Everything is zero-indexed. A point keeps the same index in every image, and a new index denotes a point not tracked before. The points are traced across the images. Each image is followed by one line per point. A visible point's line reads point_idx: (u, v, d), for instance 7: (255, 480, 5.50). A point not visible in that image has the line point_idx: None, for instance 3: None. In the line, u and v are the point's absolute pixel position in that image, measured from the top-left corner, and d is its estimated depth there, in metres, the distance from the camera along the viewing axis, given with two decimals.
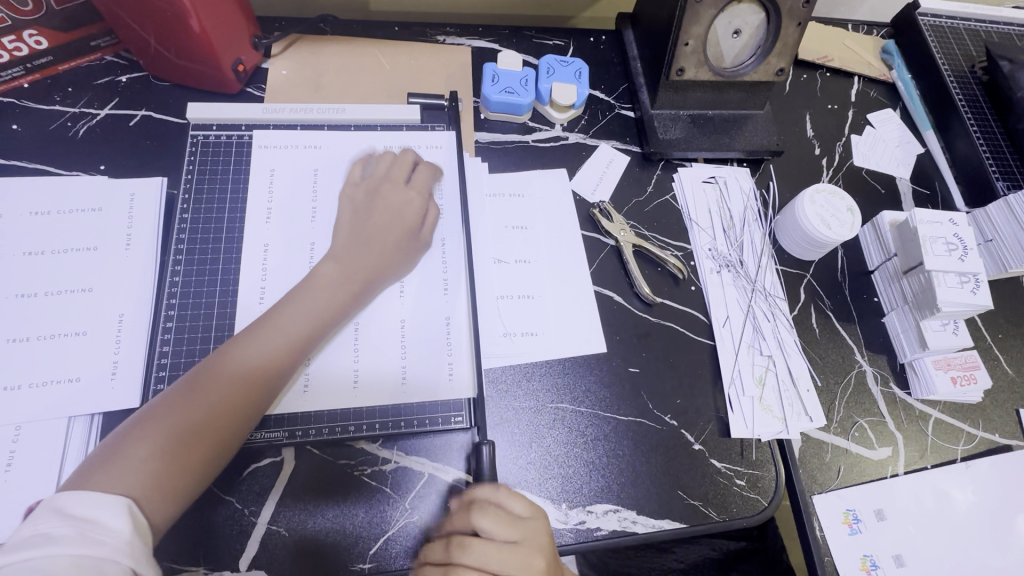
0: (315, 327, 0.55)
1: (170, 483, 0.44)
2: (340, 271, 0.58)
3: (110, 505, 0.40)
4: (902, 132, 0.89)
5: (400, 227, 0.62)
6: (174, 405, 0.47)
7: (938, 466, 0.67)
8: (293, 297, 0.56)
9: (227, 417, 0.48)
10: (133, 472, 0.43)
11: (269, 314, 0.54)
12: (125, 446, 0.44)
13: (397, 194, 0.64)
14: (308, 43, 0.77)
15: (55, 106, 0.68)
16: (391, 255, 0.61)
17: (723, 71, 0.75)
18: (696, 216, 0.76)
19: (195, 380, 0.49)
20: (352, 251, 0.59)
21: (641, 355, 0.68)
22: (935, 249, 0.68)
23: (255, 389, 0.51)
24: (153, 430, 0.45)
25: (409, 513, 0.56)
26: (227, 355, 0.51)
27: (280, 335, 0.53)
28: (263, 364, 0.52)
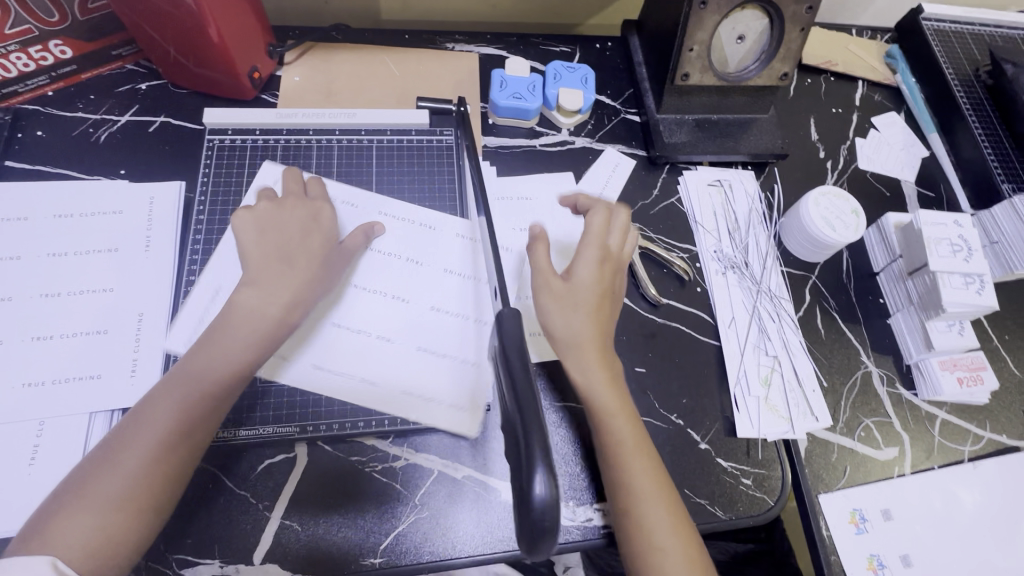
0: (226, 364, 0.52)
1: (109, 542, 0.46)
2: (260, 300, 0.56)
3: (33, 568, 0.42)
4: (907, 135, 0.90)
5: (304, 235, 0.61)
6: (100, 464, 0.48)
7: (946, 467, 0.68)
8: (216, 331, 0.54)
9: (151, 472, 0.48)
10: (68, 535, 0.45)
11: (187, 354, 0.53)
12: (64, 505, 0.46)
13: (298, 216, 0.62)
14: (321, 51, 0.79)
15: (78, 113, 0.70)
16: (311, 274, 0.59)
17: (727, 76, 0.76)
18: (701, 218, 0.77)
19: (119, 432, 0.49)
20: (269, 277, 0.57)
21: (648, 355, 0.68)
22: (941, 250, 0.69)
23: (180, 442, 0.50)
24: (83, 490, 0.47)
25: (419, 509, 0.57)
26: (150, 403, 0.51)
27: (200, 378, 0.52)
28: (185, 411, 0.50)
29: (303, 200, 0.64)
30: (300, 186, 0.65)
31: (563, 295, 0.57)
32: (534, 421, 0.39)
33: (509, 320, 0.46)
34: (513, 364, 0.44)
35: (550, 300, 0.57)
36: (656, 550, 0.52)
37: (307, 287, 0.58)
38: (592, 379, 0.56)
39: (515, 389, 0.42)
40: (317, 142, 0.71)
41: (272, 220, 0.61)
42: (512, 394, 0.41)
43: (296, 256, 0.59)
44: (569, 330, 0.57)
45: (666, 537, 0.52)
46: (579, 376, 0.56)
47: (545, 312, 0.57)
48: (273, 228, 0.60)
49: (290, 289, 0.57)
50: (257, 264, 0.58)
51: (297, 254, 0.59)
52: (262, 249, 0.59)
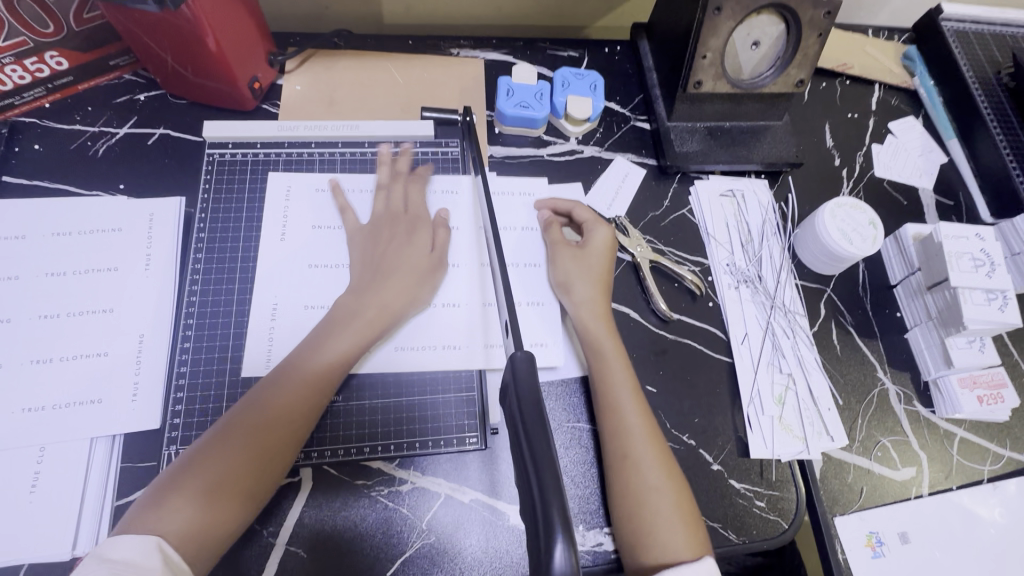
0: (337, 362, 0.56)
1: (206, 529, 0.46)
2: (361, 307, 0.59)
3: (140, 549, 0.43)
4: (925, 140, 0.87)
5: (409, 248, 0.64)
6: (208, 449, 0.49)
7: (964, 487, 0.66)
8: (325, 331, 0.58)
9: (255, 460, 0.50)
10: (170, 516, 0.46)
11: (300, 352, 0.56)
12: (167, 489, 0.47)
13: (397, 231, 0.65)
14: (322, 58, 0.77)
15: (75, 126, 0.69)
16: (410, 288, 0.62)
17: (741, 83, 0.74)
18: (713, 230, 0.75)
19: (229, 421, 0.51)
20: (377, 289, 0.60)
21: (659, 372, 0.67)
22: (962, 265, 0.66)
23: (281, 436, 0.51)
24: (189, 474, 0.48)
25: (426, 534, 0.56)
26: (260, 395, 0.53)
27: (311, 374, 0.55)
28: (291, 405, 0.53)
29: (403, 211, 0.66)
30: (405, 200, 0.67)
31: (580, 257, 0.67)
32: (553, 493, 0.30)
33: (522, 362, 0.36)
34: (527, 414, 0.34)
35: (563, 254, 0.68)
36: (642, 503, 0.54)
37: (405, 301, 0.61)
38: (590, 316, 0.64)
39: (531, 448, 0.32)
40: (319, 155, 0.70)
41: (381, 233, 0.65)
42: (527, 455, 0.32)
43: (400, 270, 0.62)
44: (571, 277, 0.66)
45: (656, 494, 0.55)
46: (577, 308, 0.65)
47: (558, 268, 0.67)
48: (384, 243, 0.64)
49: (392, 301, 0.60)
50: (365, 275, 0.62)
51: (398, 266, 0.62)
52: (371, 263, 0.62)
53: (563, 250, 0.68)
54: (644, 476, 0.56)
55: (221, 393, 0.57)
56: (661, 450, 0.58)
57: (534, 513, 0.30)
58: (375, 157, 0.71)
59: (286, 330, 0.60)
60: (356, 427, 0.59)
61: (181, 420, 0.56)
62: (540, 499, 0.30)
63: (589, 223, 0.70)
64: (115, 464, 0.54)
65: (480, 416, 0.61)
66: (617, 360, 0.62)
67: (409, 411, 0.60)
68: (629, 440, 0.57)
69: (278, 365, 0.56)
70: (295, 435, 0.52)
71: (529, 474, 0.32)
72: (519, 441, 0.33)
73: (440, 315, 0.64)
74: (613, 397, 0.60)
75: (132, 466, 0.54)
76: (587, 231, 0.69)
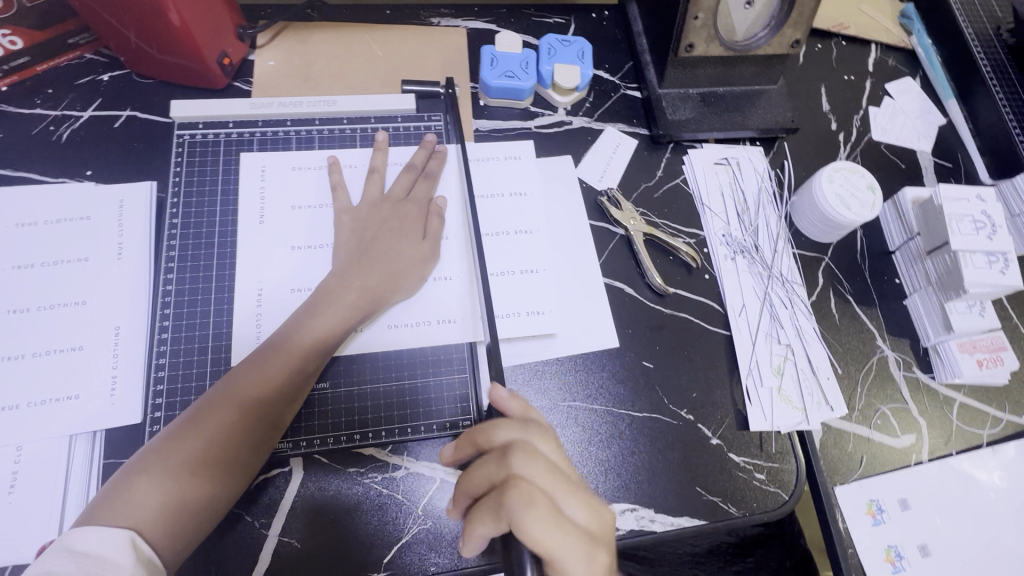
0: (320, 344, 0.54)
1: (176, 515, 0.45)
2: (343, 290, 0.57)
3: (109, 543, 0.42)
4: (923, 101, 0.85)
5: (402, 236, 0.61)
6: (181, 435, 0.48)
7: (964, 452, 0.66)
8: (306, 314, 0.55)
9: (230, 445, 0.48)
10: (142, 500, 0.45)
11: (277, 338, 0.54)
12: (139, 473, 0.46)
13: (396, 210, 0.62)
14: (295, 32, 0.74)
15: (36, 110, 0.65)
16: (398, 274, 0.59)
17: (735, 46, 0.71)
18: (708, 200, 0.73)
19: (201, 408, 0.50)
20: (359, 271, 0.58)
21: (655, 348, 0.65)
22: (963, 228, 0.65)
23: (257, 423, 0.50)
24: (161, 463, 0.46)
25: (423, 520, 0.55)
26: (236, 380, 0.51)
27: (290, 363, 0.52)
28: (268, 394, 0.51)
29: (400, 199, 0.63)
30: (406, 189, 0.64)
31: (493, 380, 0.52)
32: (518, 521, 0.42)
33: None
34: None
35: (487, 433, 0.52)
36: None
37: (389, 286, 0.58)
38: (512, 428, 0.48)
39: None
40: (296, 133, 0.66)
41: (370, 221, 0.61)
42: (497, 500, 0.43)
43: (385, 255, 0.59)
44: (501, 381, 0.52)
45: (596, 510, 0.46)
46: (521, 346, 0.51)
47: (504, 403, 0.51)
48: (372, 227, 0.61)
49: (377, 285, 0.58)
50: (352, 262, 0.59)
51: (386, 254, 0.59)
52: (358, 247, 0.60)
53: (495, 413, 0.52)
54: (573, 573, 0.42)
55: (203, 384, 0.55)
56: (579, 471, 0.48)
57: None
58: (354, 134, 0.68)
59: (267, 317, 0.58)
60: (347, 413, 0.57)
61: (163, 414, 0.54)
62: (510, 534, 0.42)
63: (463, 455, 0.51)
64: (97, 460, 0.52)
65: (474, 399, 0.59)
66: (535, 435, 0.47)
67: (400, 394, 0.59)
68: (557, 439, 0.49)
69: (255, 351, 0.54)
70: (271, 425, 0.51)
71: None
72: None
73: (429, 296, 0.62)
74: (527, 461, 0.45)
75: (114, 462, 0.52)
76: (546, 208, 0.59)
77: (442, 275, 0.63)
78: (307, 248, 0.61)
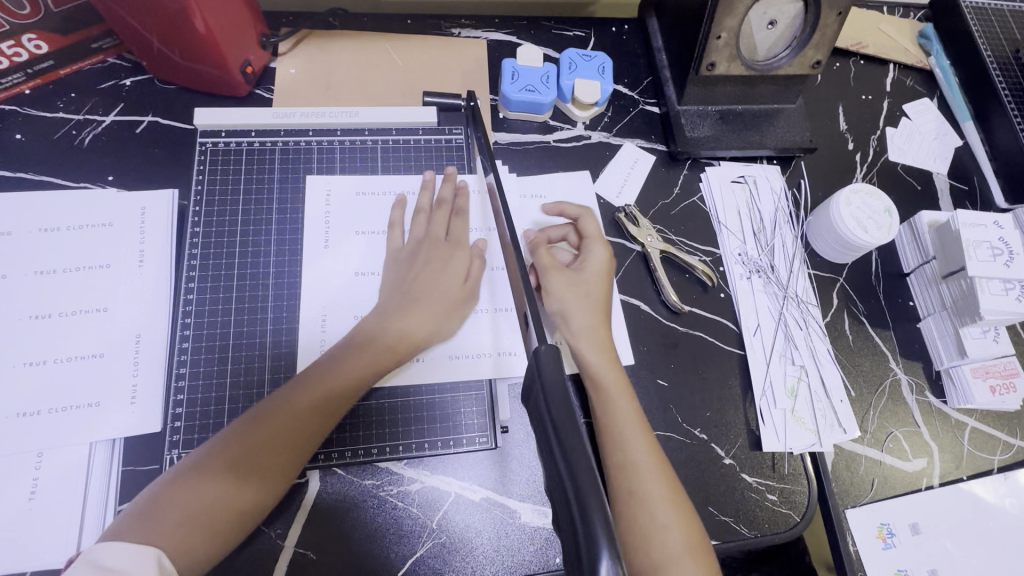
0: (368, 370, 0.54)
1: (204, 534, 0.45)
2: (393, 317, 0.57)
3: (134, 560, 0.42)
4: (940, 123, 0.85)
5: (441, 272, 0.60)
6: (223, 452, 0.48)
7: (974, 477, 0.66)
8: (359, 338, 0.56)
9: (269, 465, 0.49)
10: (176, 517, 0.45)
11: (332, 360, 0.54)
12: (175, 489, 0.46)
13: (443, 254, 0.61)
14: (316, 40, 0.74)
15: (59, 114, 0.65)
16: (443, 310, 0.59)
17: (756, 65, 0.71)
18: (725, 219, 0.73)
19: (239, 432, 0.50)
20: (404, 313, 0.57)
21: (670, 366, 0.66)
22: (980, 255, 0.65)
23: (298, 445, 0.50)
24: (199, 479, 0.47)
25: (436, 533, 0.55)
26: (291, 400, 0.52)
27: (320, 401, 0.52)
28: (296, 430, 0.50)
29: (441, 238, 0.62)
30: (444, 226, 0.63)
31: (573, 281, 0.62)
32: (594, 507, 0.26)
33: (546, 357, 0.34)
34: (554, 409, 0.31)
35: (555, 277, 0.62)
36: (644, 529, 0.51)
37: (437, 325, 0.58)
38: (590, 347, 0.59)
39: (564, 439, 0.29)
40: (316, 144, 0.67)
41: (415, 258, 0.61)
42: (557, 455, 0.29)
43: (431, 297, 0.59)
44: (566, 304, 0.61)
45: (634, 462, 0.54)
46: (574, 335, 0.60)
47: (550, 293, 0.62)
48: (417, 267, 0.60)
49: (420, 326, 0.57)
50: (398, 292, 0.59)
51: (431, 292, 0.59)
52: (405, 286, 0.59)
53: (541, 245, 0.65)
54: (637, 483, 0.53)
55: (222, 396, 0.55)
56: (659, 460, 0.55)
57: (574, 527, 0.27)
58: (375, 146, 0.68)
59: (287, 328, 0.58)
60: (365, 427, 0.57)
61: (183, 423, 0.54)
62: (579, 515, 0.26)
63: (590, 241, 0.65)
64: (117, 468, 0.52)
65: (490, 416, 0.59)
66: (622, 394, 0.58)
67: (419, 406, 0.59)
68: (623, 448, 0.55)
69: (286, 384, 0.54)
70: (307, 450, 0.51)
71: (568, 495, 0.28)
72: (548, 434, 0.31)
73: None
74: (608, 413, 0.57)
75: (133, 469, 0.53)
76: (580, 252, 0.65)
77: None
78: (325, 263, 0.61)
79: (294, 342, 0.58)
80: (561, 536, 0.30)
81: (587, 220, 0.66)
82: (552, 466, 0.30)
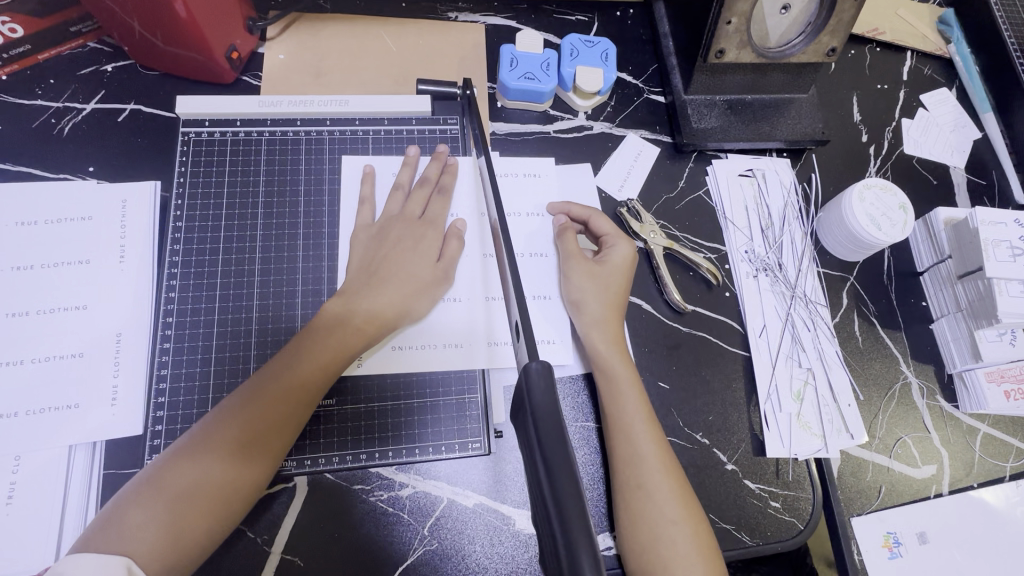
0: (340, 352, 0.52)
1: (177, 537, 0.44)
2: (363, 299, 0.55)
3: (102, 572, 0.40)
4: (958, 114, 0.81)
5: (418, 257, 0.58)
6: (190, 449, 0.47)
7: (985, 485, 0.64)
8: (329, 322, 0.53)
9: (240, 456, 0.47)
10: (143, 522, 0.43)
11: (301, 343, 0.52)
12: (142, 492, 0.45)
13: (410, 232, 0.59)
14: (306, 24, 0.70)
15: (37, 101, 0.62)
16: (417, 291, 0.57)
17: (767, 52, 0.68)
18: (732, 214, 0.70)
19: (207, 427, 0.48)
20: (372, 292, 0.55)
21: (671, 368, 0.63)
22: (999, 254, 0.62)
23: (268, 434, 0.48)
24: (168, 478, 0.45)
25: (427, 540, 0.53)
26: (257, 388, 0.50)
27: (286, 391, 0.50)
28: (262, 423, 0.48)
29: (416, 217, 0.60)
30: (421, 206, 0.61)
31: (596, 273, 0.61)
32: (577, 524, 0.25)
33: (538, 375, 0.31)
34: (543, 433, 0.29)
35: (577, 271, 0.61)
36: (652, 526, 0.50)
37: (407, 307, 0.56)
38: (602, 337, 0.58)
39: (546, 462, 0.28)
40: (305, 134, 0.64)
41: (386, 239, 0.59)
42: (540, 466, 0.28)
43: (399, 276, 0.57)
44: (585, 296, 0.60)
45: (645, 454, 0.53)
46: (587, 328, 0.59)
47: (571, 283, 0.61)
48: (387, 249, 0.58)
49: (388, 307, 0.55)
50: (367, 268, 0.57)
51: (397, 272, 0.57)
52: (371, 264, 0.57)
53: (570, 230, 0.63)
54: (644, 478, 0.52)
55: (205, 399, 0.53)
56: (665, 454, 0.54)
57: (556, 551, 0.25)
58: (366, 137, 0.65)
59: (273, 329, 0.56)
60: (352, 430, 0.55)
61: (164, 427, 0.52)
62: (560, 530, 0.25)
63: (610, 237, 0.63)
64: (97, 472, 0.51)
65: (483, 418, 0.57)
66: (632, 388, 0.56)
67: (409, 408, 0.57)
68: (629, 439, 0.54)
69: (252, 376, 0.52)
70: (280, 439, 0.49)
71: (549, 515, 0.26)
72: (534, 462, 0.29)
73: (442, 312, 0.59)
74: (617, 406, 0.55)
75: (113, 473, 0.51)
76: (606, 245, 0.63)
77: (452, 295, 0.60)
78: (313, 261, 0.59)
79: (280, 340, 0.56)
80: (542, 544, 0.29)
81: (600, 218, 0.64)
82: (535, 478, 0.29)
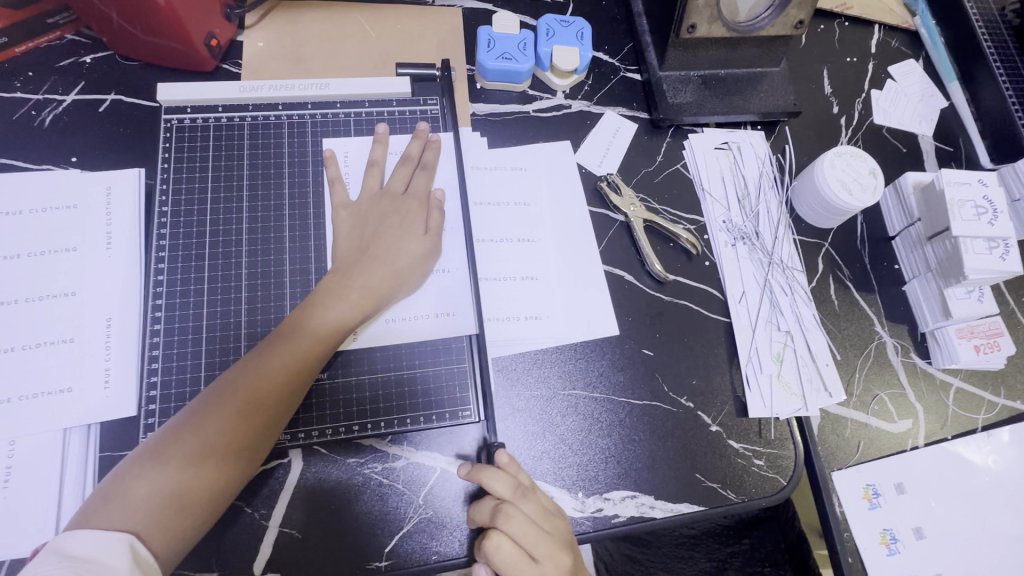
0: (326, 335, 0.53)
1: (174, 515, 0.44)
2: (348, 282, 0.55)
3: (103, 545, 0.41)
4: (925, 84, 0.84)
5: (404, 231, 0.59)
6: (181, 432, 0.47)
7: (959, 437, 0.66)
8: (312, 307, 0.54)
9: (231, 438, 0.47)
10: (139, 501, 0.44)
11: (286, 328, 0.53)
12: (136, 473, 0.45)
13: (396, 207, 0.60)
14: (284, 12, 0.71)
15: (16, 94, 0.63)
16: (403, 267, 0.58)
17: (737, 27, 0.70)
18: (709, 185, 0.72)
19: (196, 410, 0.48)
20: (359, 268, 0.56)
21: (655, 336, 0.65)
22: (964, 213, 0.64)
23: (257, 416, 0.49)
24: (160, 460, 0.46)
25: (423, 510, 0.55)
26: (244, 374, 0.50)
27: (274, 374, 0.50)
28: (253, 406, 0.49)
29: (398, 193, 0.61)
30: (403, 181, 0.62)
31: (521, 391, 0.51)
32: None
33: None
34: None
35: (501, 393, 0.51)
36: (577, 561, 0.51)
37: (395, 282, 0.57)
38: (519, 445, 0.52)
39: None
40: (287, 118, 0.64)
41: (370, 215, 0.60)
42: None
43: (387, 254, 0.57)
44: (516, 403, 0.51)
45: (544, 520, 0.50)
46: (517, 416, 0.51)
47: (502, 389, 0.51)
48: (371, 221, 0.59)
49: (378, 283, 0.56)
50: (353, 246, 0.58)
51: (386, 251, 0.57)
52: (356, 242, 0.58)
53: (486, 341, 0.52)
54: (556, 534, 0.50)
55: (198, 377, 0.54)
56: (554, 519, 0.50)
57: None
58: (348, 120, 0.66)
59: (262, 309, 0.57)
60: (346, 404, 0.56)
61: (157, 406, 0.53)
62: None
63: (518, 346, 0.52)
64: (93, 454, 0.51)
65: (473, 390, 0.59)
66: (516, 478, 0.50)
67: (400, 381, 0.58)
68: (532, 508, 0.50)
69: (247, 353, 0.53)
70: (270, 421, 0.49)
71: None
72: None
73: (429, 288, 0.61)
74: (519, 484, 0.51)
75: (110, 455, 0.52)
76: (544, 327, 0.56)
77: (439, 268, 0.62)
78: (300, 241, 0.60)
79: (270, 320, 0.57)
80: None
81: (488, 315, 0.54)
82: None
